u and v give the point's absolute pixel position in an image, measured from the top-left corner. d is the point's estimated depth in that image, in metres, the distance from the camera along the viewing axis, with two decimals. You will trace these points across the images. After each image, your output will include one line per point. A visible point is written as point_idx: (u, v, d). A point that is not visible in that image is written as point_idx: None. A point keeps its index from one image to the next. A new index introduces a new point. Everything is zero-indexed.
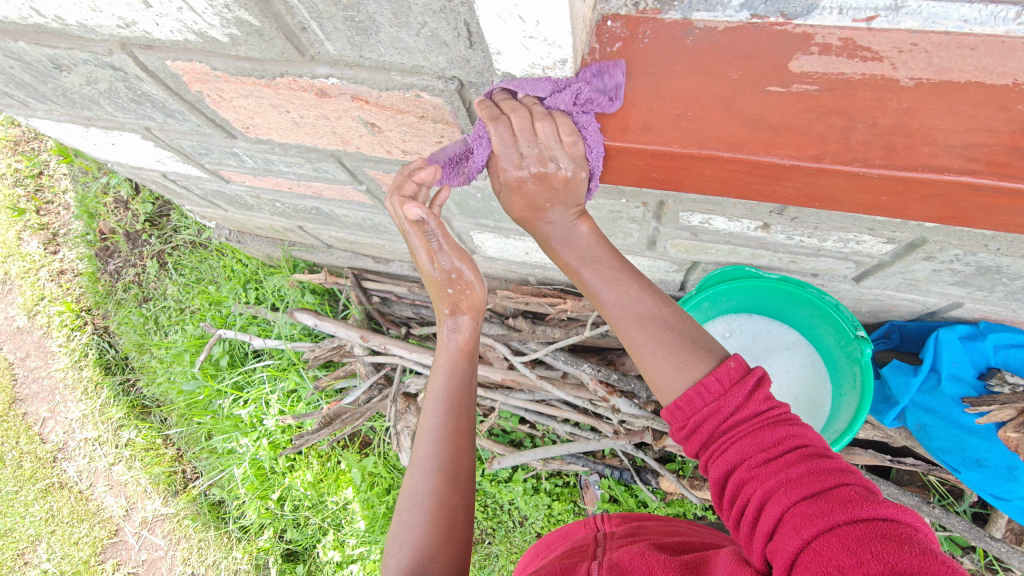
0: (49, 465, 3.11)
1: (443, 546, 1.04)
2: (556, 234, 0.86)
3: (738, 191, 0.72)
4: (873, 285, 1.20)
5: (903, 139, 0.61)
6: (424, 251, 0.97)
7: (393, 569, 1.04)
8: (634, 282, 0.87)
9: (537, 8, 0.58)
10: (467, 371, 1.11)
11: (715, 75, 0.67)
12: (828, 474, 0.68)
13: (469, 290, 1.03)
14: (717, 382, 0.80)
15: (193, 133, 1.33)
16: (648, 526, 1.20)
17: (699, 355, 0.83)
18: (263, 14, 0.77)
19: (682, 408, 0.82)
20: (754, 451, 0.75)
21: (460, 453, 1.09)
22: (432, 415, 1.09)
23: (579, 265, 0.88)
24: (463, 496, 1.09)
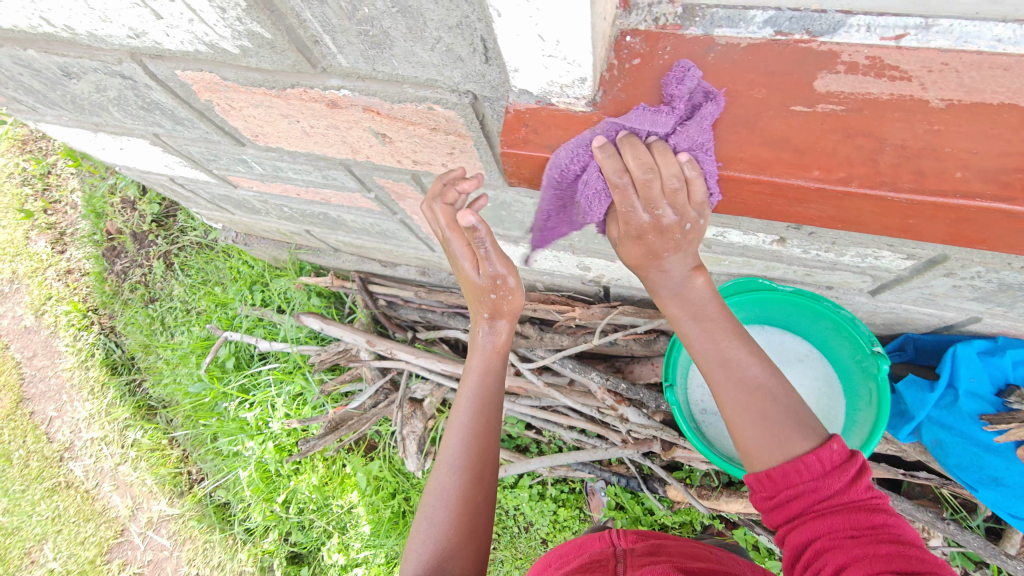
0: (55, 465, 3.12)
1: (461, 547, 1.03)
2: (671, 285, 0.87)
3: (760, 212, 0.71)
4: (889, 299, 1.17)
5: (932, 161, 0.59)
6: (469, 257, 0.97)
7: (413, 566, 1.03)
8: (743, 344, 0.86)
9: (558, 27, 0.56)
10: (497, 372, 1.12)
11: (738, 94, 0.66)
12: (920, 561, 0.72)
13: (510, 296, 1.03)
14: (818, 462, 0.80)
15: (202, 140, 1.32)
16: (669, 546, 1.22)
17: (801, 432, 0.82)
18: (275, 28, 0.76)
19: (773, 476, 0.82)
20: (844, 526, 0.76)
21: (486, 454, 1.09)
22: (462, 414, 1.10)
23: (687, 320, 0.88)
24: (485, 497, 1.09)
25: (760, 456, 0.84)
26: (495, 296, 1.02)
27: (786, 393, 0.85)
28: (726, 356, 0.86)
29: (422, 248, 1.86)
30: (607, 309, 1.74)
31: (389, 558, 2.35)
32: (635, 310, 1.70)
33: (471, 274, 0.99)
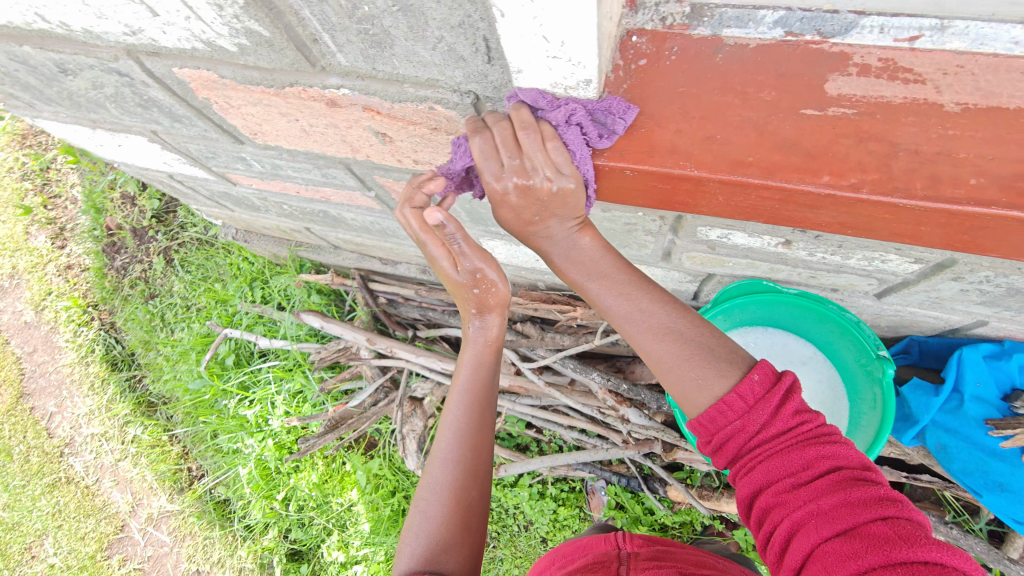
0: (56, 460, 3.12)
1: (454, 545, 1.00)
2: (558, 251, 0.83)
3: (768, 217, 0.69)
4: (895, 302, 1.16)
5: (946, 167, 0.58)
6: (445, 255, 0.94)
7: (403, 563, 1.00)
8: (644, 294, 0.84)
9: (563, 28, 0.55)
10: (490, 367, 1.09)
11: (747, 96, 0.64)
12: (862, 507, 0.68)
13: (496, 287, 1.00)
14: (739, 400, 0.78)
15: (200, 138, 1.31)
16: (674, 552, 1.20)
17: (716, 369, 0.80)
18: (274, 25, 0.74)
19: (706, 423, 0.81)
20: (783, 475, 0.75)
21: (478, 448, 1.07)
22: (454, 407, 1.07)
23: (587, 281, 0.84)
24: (477, 493, 1.07)
25: (690, 406, 0.83)
26: (479, 291, 0.98)
27: (709, 341, 0.82)
28: (640, 313, 0.83)
29: None
30: None
31: (389, 556, 2.35)
32: None
33: (441, 264, 0.94)
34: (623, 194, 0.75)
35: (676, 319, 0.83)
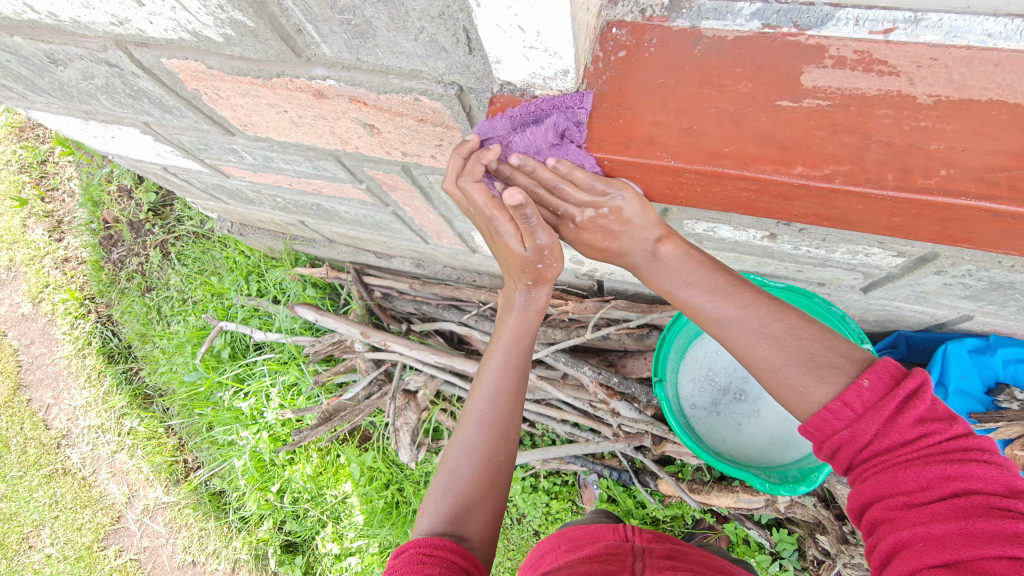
0: (53, 451, 3.13)
1: (476, 505, 1.03)
2: (641, 260, 0.84)
3: (746, 208, 0.70)
4: (881, 296, 1.17)
5: (917, 159, 0.58)
6: (513, 233, 0.81)
7: (426, 522, 1.02)
8: (728, 299, 0.81)
9: (538, 18, 0.55)
10: (530, 334, 1.08)
11: (724, 87, 0.65)
12: (984, 540, 0.63)
13: (557, 264, 0.89)
14: (848, 408, 0.72)
15: (191, 129, 1.31)
16: (689, 553, 1.21)
17: (818, 374, 0.75)
18: (258, 15, 0.75)
19: (816, 431, 0.75)
20: (895, 494, 0.69)
21: (509, 413, 1.08)
22: (490, 369, 1.08)
23: (678, 288, 0.83)
24: (505, 456, 1.08)
25: (799, 412, 0.78)
26: (542, 266, 0.89)
27: (816, 347, 0.77)
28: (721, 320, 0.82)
29: (417, 240, 1.86)
30: (601, 303, 1.74)
31: (383, 548, 2.36)
32: (628, 305, 1.69)
33: (511, 245, 0.83)
34: None
35: (772, 322, 0.79)
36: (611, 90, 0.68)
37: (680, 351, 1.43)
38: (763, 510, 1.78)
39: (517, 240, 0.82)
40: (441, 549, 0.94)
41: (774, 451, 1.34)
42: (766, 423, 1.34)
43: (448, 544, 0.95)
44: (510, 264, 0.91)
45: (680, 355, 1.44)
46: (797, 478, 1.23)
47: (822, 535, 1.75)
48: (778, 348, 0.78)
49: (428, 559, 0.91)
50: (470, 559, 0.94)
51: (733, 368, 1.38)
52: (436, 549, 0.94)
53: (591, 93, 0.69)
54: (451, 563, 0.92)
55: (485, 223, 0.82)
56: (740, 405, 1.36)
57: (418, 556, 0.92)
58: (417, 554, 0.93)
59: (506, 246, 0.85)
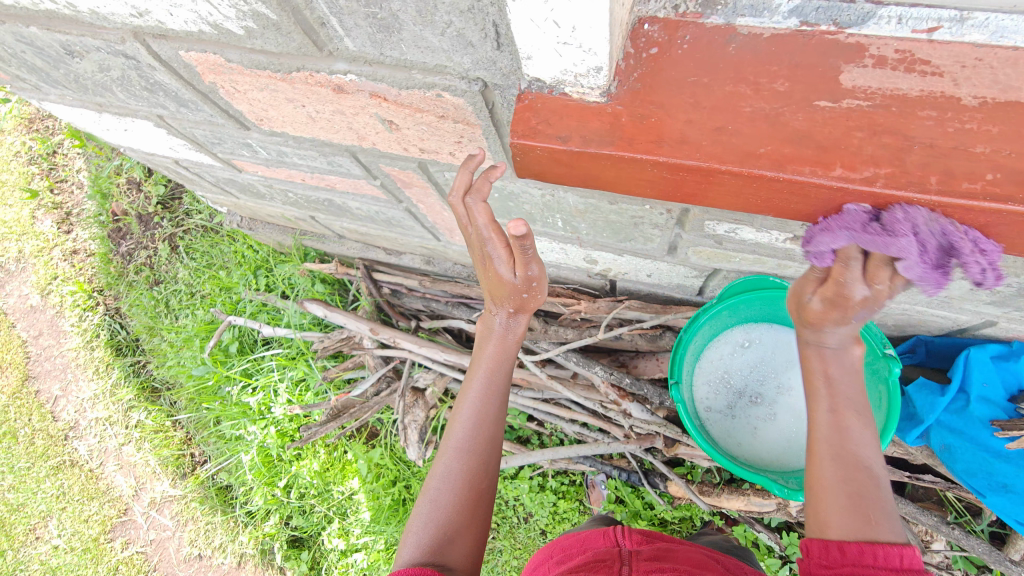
0: (60, 443, 3.14)
1: (459, 536, 1.00)
2: (825, 345, 0.91)
3: (777, 210, 0.68)
4: (902, 300, 1.15)
5: (961, 162, 0.57)
6: (506, 260, 0.92)
7: (407, 555, 0.98)
8: (864, 423, 0.91)
9: (575, 13, 0.54)
10: (509, 361, 1.12)
11: (759, 86, 0.63)
12: None
13: (539, 295, 1.01)
14: (896, 557, 0.79)
15: (206, 123, 1.30)
16: (676, 552, 1.19)
17: (890, 524, 0.83)
18: (281, 8, 0.74)
19: (838, 550, 0.82)
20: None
21: (492, 439, 1.08)
22: (472, 395, 1.10)
23: (824, 387, 0.93)
24: (487, 484, 1.07)
25: (821, 527, 0.86)
26: (527, 296, 0.99)
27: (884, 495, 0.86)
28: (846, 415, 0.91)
29: (428, 237, 1.85)
30: (613, 303, 1.73)
31: (389, 545, 2.36)
32: (641, 305, 1.68)
33: (501, 271, 0.95)
34: (629, 187, 0.73)
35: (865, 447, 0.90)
36: (642, 87, 0.67)
37: (696, 353, 1.42)
38: (774, 513, 1.77)
39: (509, 268, 0.93)
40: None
41: (790, 456, 1.31)
42: (783, 427, 1.32)
43: (429, 573, 0.91)
44: (497, 292, 1.01)
45: (695, 357, 1.42)
46: None
47: None
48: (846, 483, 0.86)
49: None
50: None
51: (749, 371, 1.37)
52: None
53: (621, 90, 0.67)
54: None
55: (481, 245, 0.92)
56: (756, 408, 1.34)
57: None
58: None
59: (496, 273, 0.96)
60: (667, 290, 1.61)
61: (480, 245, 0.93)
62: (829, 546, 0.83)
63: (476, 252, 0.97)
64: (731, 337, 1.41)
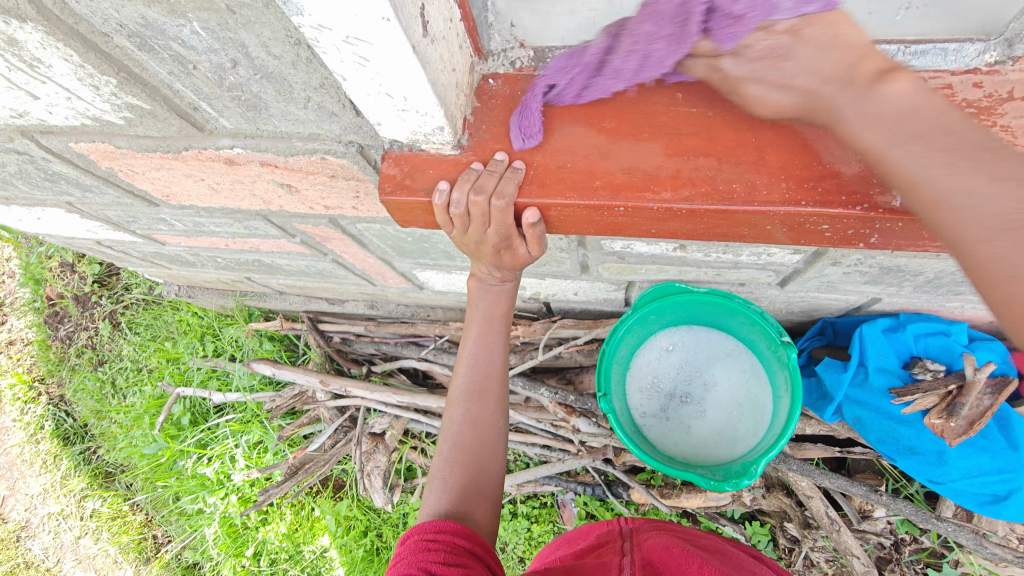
0: (12, 546, 2.99)
1: (481, 475, 1.01)
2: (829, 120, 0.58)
3: (632, 232, 0.74)
4: (796, 288, 1.25)
5: (762, 175, 0.65)
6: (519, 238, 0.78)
7: (435, 501, 0.98)
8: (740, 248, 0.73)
9: (401, 85, 0.59)
10: (507, 308, 1.04)
11: (592, 125, 0.71)
12: None
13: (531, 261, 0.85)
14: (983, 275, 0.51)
15: (115, 204, 1.32)
16: (677, 529, 1.21)
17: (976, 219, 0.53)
18: (151, 99, 0.78)
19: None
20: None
21: (498, 382, 1.07)
22: (470, 343, 1.06)
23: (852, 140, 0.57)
24: (500, 422, 1.07)
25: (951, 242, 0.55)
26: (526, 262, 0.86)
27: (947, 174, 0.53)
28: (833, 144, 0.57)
29: (364, 283, 1.87)
30: (549, 324, 1.78)
31: None
32: (575, 322, 1.74)
33: (520, 252, 0.81)
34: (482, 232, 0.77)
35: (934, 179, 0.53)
36: (491, 137, 0.73)
37: (624, 364, 1.47)
38: (731, 506, 1.77)
39: (528, 244, 0.79)
40: (444, 533, 0.88)
41: (727, 447, 1.36)
42: (714, 422, 1.37)
43: (452, 527, 0.89)
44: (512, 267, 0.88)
45: (624, 367, 1.47)
46: (740, 472, 1.27)
47: (790, 523, 1.73)
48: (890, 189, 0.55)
49: (433, 544, 0.86)
50: (475, 540, 0.89)
51: (676, 373, 1.42)
52: (440, 533, 0.88)
53: (472, 142, 0.73)
54: (456, 547, 0.86)
55: (475, 228, 0.75)
56: (687, 407, 1.39)
57: (424, 542, 0.87)
58: (421, 541, 0.88)
59: (513, 253, 0.82)
60: (597, 304, 1.68)
61: (491, 240, 0.78)
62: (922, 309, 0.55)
63: (480, 247, 0.81)
64: (656, 343, 1.46)
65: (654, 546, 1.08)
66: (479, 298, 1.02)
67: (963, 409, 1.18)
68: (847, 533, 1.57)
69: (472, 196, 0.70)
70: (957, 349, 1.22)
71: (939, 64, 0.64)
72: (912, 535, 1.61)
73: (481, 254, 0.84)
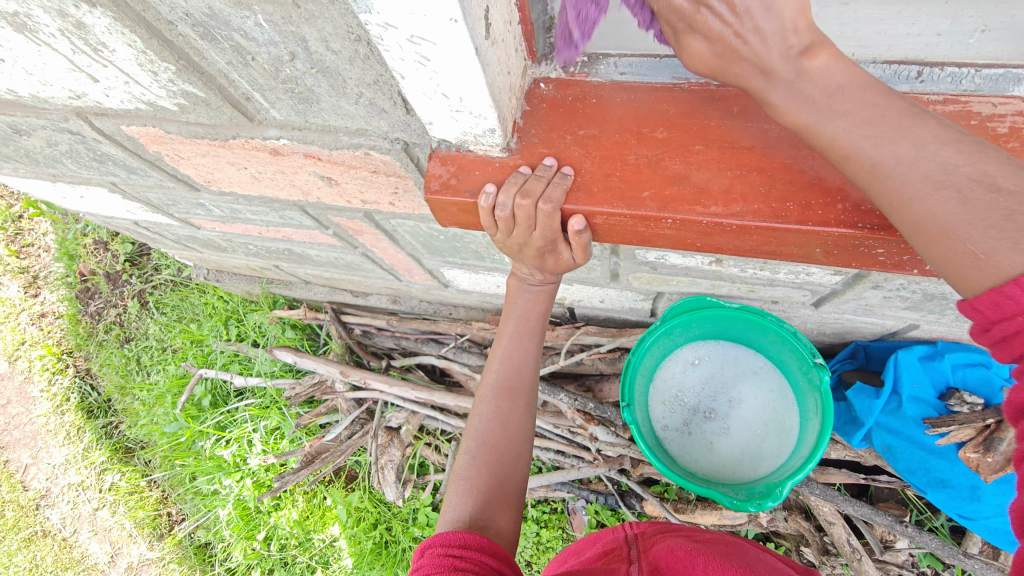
0: (32, 513, 3.07)
1: (507, 479, 1.00)
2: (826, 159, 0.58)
3: (676, 245, 0.73)
4: (831, 309, 1.23)
5: (817, 194, 0.64)
6: (564, 244, 0.77)
7: (458, 504, 0.97)
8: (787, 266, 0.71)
9: (458, 86, 0.59)
10: (545, 310, 1.04)
11: (642, 135, 0.70)
12: None
13: (572, 267, 0.85)
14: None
15: (157, 187, 1.35)
16: (683, 529, 1.20)
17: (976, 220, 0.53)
18: (207, 88, 0.79)
19: (997, 306, 0.52)
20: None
21: (529, 384, 1.07)
22: (504, 341, 1.05)
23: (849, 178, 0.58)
24: (528, 426, 1.07)
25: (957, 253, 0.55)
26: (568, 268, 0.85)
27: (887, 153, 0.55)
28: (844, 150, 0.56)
29: (390, 278, 1.89)
30: (572, 329, 1.77)
31: None
32: (599, 329, 1.73)
33: (562, 257, 0.81)
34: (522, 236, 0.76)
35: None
36: (539, 141, 0.73)
37: (648, 374, 1.45)
38: (747, 525, 1.74)
39: (571, 250, 0.79)
40: (471, 546, 0.85)
41: (751, 467, 1.34)
42: (740, 440, 1.35)
43: (476, 542, 0.86)
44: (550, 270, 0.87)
45: (648, 378, 1.45)
46: (763, 494, 1.25)
47: (807, 547, 1.69)
48: (960, 198, 0.52)
49: (459, 563, 0.82)
50: (500, 558, 0.86)
51: (702, 388, 1.40)
52: (465, 550, 0.84)
53: (520, 145, 0.73)
54: (483, 565, 0.83)
55: (518, 232, 0.75)
56: (712, 424, 1.36)
57: (449, 559, 0.82)
58: (445, 557, 0.83)
59: (555, 258, 0.82)
60: (622, 313, 1.67)
61: (534, 243, 0.78)
62: (975, 308, 0.55)
63: (520, 250, 0.80)
64: (681, 355, 1.45)
65: (661, 549, 1.07)
66: (518, 298, 1.01)
67: (1001, 444, 1.14)
68: (867, 563, 1.53)
69: (519, 200, 0.70)
70: (998, 382, 1.19)
71: (1012, 90, 0.62)
72: (935, 569, 1.57)
73: (521, 257, 0.84)
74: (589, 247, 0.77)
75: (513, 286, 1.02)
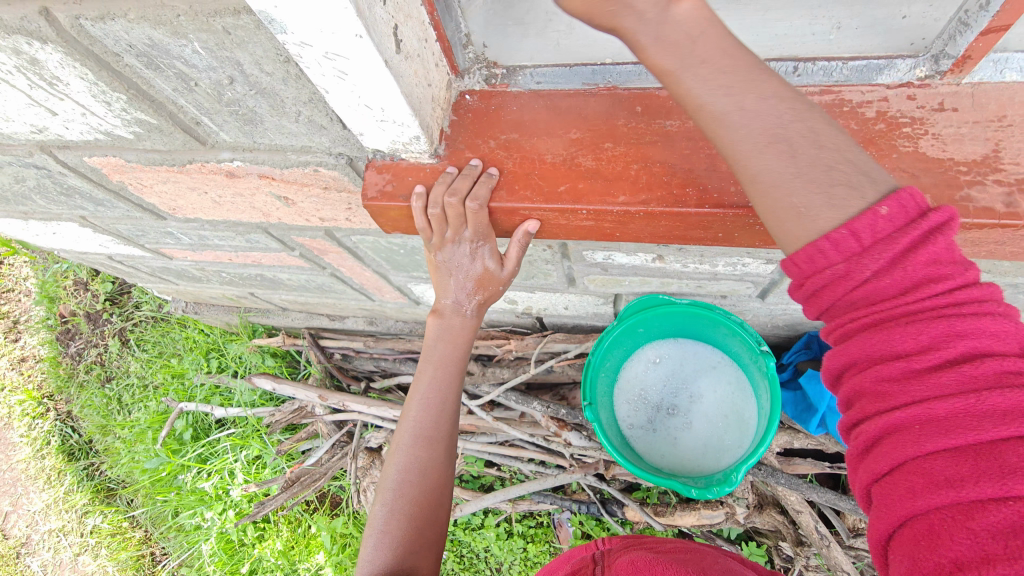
0: (12, 562, 2.99)
1: (427, 526, 1.00)
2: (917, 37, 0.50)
3: (597, 236, 0.79)
4: (776, 300, 1.28)
5: (716, 181, 0.70)
6: (492, 255, 0.88)
7: (375, 554, 0.96)
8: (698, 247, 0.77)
9: (377, 97, 0.65)
10: (462, 351, 1.06)
11: (558, 136, 0.76)
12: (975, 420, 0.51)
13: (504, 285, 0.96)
14: (852, 239, 0.56)
15: (125, 218, 1.40)
16: (646, 541, 1.22)
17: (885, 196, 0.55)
18: (158, 114, 0.85)
19: (809, 264, 0.59)
20: (884, 356, 0.56)
21: (449, 427, 1.05)
22: (423, 385, 1.04)
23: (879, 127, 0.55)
24: (449, 469, 1.06)
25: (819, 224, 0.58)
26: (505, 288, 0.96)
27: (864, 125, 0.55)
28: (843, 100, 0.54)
29: (363, 298, 1.93)
30: (541, 338, 1.82)
31: None
32: (567, 336, 1.77)
33: (491, 264, 0.90)
34: (454, 230, 0.81)
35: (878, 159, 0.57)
36: (465, 146, 0.79)
37: (611, 374, 1.49)
38: (726, 524, 1.73)
39: (497, 257, 0.89)
40: None
41: (711, 458, 1.37)
42: (699, 433, 1.38)
43: None
44: (482, 289, 0.95)
45: (611, 378, 1.50)
46: (721, 480, 1.29)
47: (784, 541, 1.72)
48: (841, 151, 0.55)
49: None
50: None
51: (662, 385, 1.44)
52: None
53: (448, 151, 0.79)
54: None
55: (451, 229, 0.81)
56: (673, 419, 1.40)
57: None
58: None
59: (485, 258, 0.89)
60: (588, 319, 1.71)
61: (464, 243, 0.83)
62: (794, 264, 0.61)
63: (457, 252, 0.87)
64: (643, 355, 1.50)
65: (624, 564, 1.08)
66: (438, 337, 1.03)
67: None
68: (836, 549, 1.55)
69: (451, 198, 0.76)
70: None
71: (876, 78, 0.69)
72: None
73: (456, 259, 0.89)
74: (514, 261, 0.90)
75: (435, 324, 1.04)
